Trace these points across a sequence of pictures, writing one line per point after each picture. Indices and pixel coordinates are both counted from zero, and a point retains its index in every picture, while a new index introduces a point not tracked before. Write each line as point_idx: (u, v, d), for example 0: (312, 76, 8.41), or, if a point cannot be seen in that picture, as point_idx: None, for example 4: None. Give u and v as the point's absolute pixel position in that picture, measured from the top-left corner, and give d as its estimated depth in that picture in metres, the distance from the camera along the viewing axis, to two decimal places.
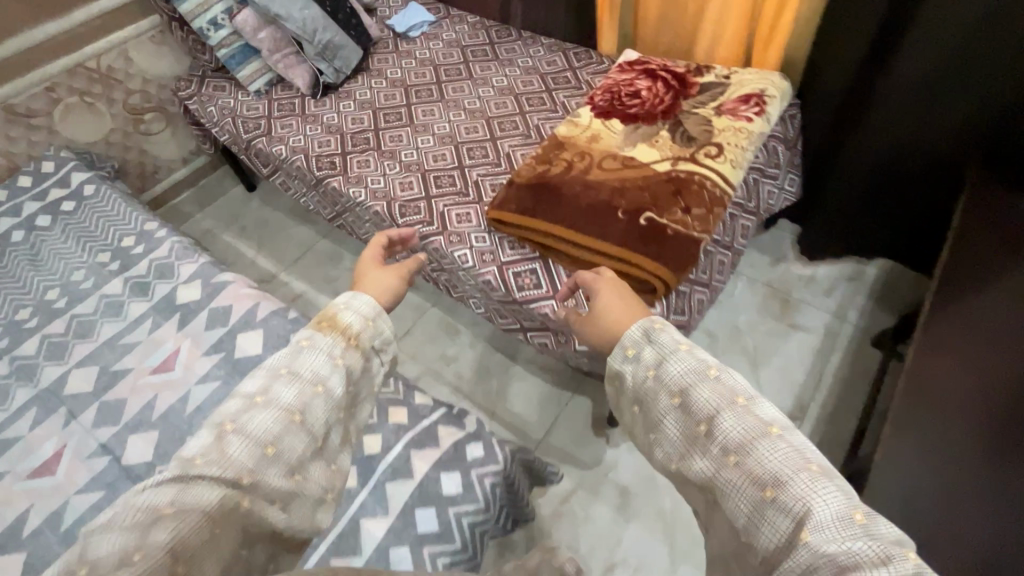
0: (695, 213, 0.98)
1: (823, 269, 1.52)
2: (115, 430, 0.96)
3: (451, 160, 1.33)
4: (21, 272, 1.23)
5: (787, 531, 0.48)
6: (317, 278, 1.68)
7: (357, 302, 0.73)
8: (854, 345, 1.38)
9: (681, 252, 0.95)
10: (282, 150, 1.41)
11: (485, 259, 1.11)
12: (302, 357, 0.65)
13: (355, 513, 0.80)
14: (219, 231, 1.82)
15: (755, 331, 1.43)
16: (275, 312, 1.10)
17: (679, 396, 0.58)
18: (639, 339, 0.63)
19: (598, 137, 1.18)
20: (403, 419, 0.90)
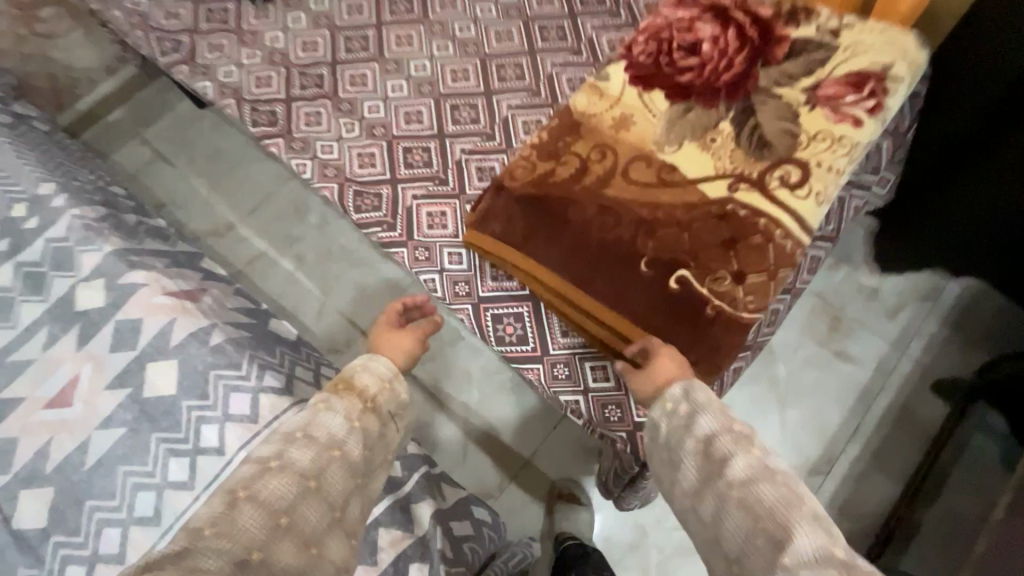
0: (750, 283, 0.69)
1: (893, 281, 1.22)
2: (5, 481, 0.81)
3: (429, 123, 0.99)
4: None
5: (771, 562, 0.49)
6: (279, 234, 1.42)
7: (375, 361, 0.80)
8: (909, 387, 1.14)
9: (721, 342, 0.68)
10: (209, 87, 1.06)
11: (459, 291, 0.84)
12: (318, 421, 0.69)
13: None
14: (164, 161, 1.52)
15: (792, 357, 1.18)
16: (195, 335, 0.88)
17: (701, 442, 0.59)
18: (682, 395, 0.63)
19: (630, 121, 0.80)
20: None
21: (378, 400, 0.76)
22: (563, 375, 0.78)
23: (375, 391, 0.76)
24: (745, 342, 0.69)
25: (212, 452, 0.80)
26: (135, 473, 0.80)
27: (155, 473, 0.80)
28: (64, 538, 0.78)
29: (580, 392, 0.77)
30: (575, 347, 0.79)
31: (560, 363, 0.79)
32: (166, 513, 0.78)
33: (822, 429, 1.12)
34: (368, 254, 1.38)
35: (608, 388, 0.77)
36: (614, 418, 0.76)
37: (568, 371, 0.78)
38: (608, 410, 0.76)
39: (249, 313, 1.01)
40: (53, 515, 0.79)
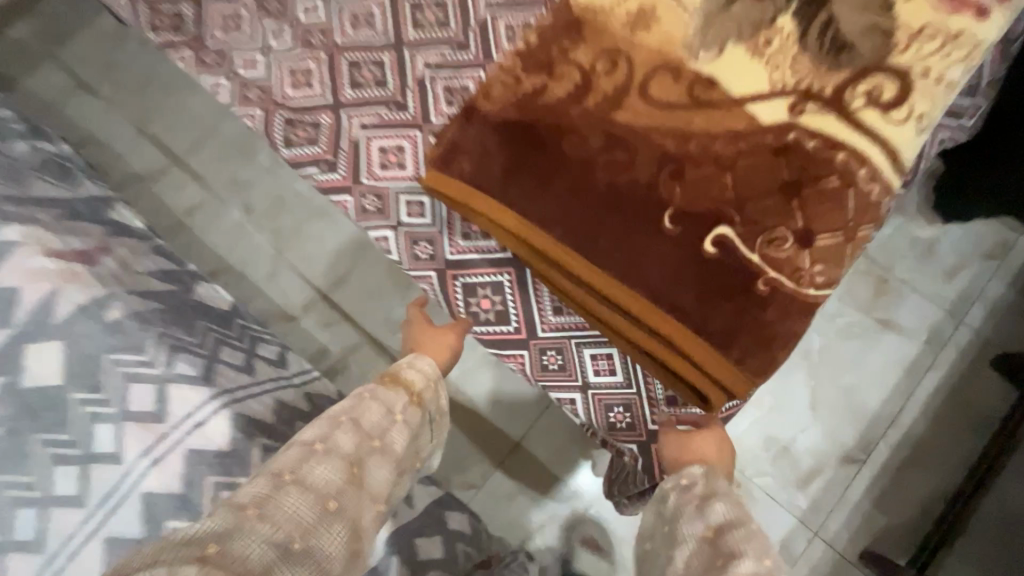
0: (820, 248, 0.49)
1: (954, 235, 1.01)
2: None
3: (382, 27, 0.74)
4: None
5: None
6: (221, 178, 1.18)
7: (421, 363, 0.63)
8: (967, 361, 0.96)
9: (776, 334, 0.49)
10: None
11: (420, 255, 0.65)
12: (365, 407, 0.55)
13: None
14: (78, 87, 1.25)
15: (832, 328, 0.98)
16: (83, 308, 0.67)
17: (712, 529, 0.42)
18: (701, 477, 0.48)
19: (650, 16, 0.56)
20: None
21: (424, 404, 0.61)
22: (555, 365, 0.60)
23: (423, 389, 0.61)
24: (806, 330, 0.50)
25: (107, 461, 0.62)
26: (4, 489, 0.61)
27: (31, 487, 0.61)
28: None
29: (577, 388, 0.59)
30: (570, 328, 0.60)
31: (551, 349, 0.60)
32: (47, 540, 0.60)
33: (863, 412, 0.94)
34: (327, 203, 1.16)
35: (613, 384, 0.58)
36: (621, 423, 0.58)
37: (562, 361, 0.60)
38: (613, 413, 0.58)
39: (166, 277, 0.81)
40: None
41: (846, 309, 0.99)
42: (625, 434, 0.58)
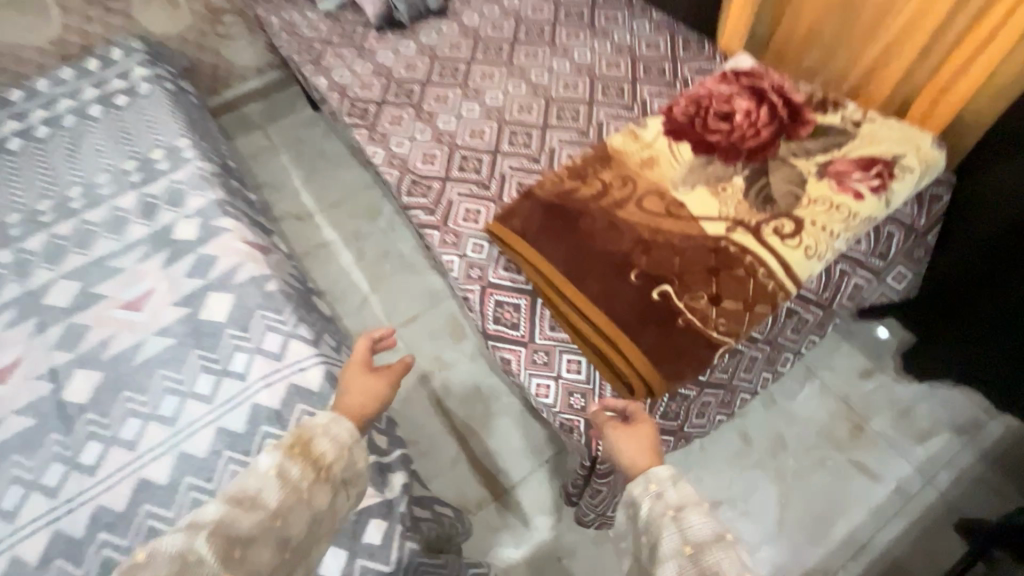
0: (724, 306, 0.75)
1: (928, 404, 1.19)
2: (68, 358, 0.94)
3: (489, 140, 1.15)
4: (57, 159, 1.22)
5: None
6: (374, 243, 1.56)
7: (338, 426, 0.63)
8: (929, 518, 1.08)
9: (690, 354, 0.73)
10: (324, 84, 1.30)
11: (471, 275, 0.95)
12: (264, 490, 0.56)
13: None
14: (277, 151, 1.75)
15: (800, 453, 1.16)
16: (254, 278, 1.02)
17: (691, 546, 0.51)
18: (666, 477, 0.58)
19: (654, 163, 0.94)
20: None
21: (337, 473, 0.61)
22: (540, 359, 0.85)
23: (334, 460, 0.61)
24: (705, 362, 0.73)
25: (237, 375, 0.90)
26: (168, 382, 0.90)
27: (184, 382, 0.90)
28: (93, 418, 0.88)
29: (550, 376, 0.84)
30: (559, 340, 0.85)
31: (540, 350, 0.86)
32: (181, 418, 0.86)
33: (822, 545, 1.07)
34: (418, 260, 1.51)
35: (578, 379, 0.82)
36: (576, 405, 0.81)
37: (545, 358, 0.85)
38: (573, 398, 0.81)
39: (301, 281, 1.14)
40: (96, 394, 0.90)
41: (819, 440, 1.17)
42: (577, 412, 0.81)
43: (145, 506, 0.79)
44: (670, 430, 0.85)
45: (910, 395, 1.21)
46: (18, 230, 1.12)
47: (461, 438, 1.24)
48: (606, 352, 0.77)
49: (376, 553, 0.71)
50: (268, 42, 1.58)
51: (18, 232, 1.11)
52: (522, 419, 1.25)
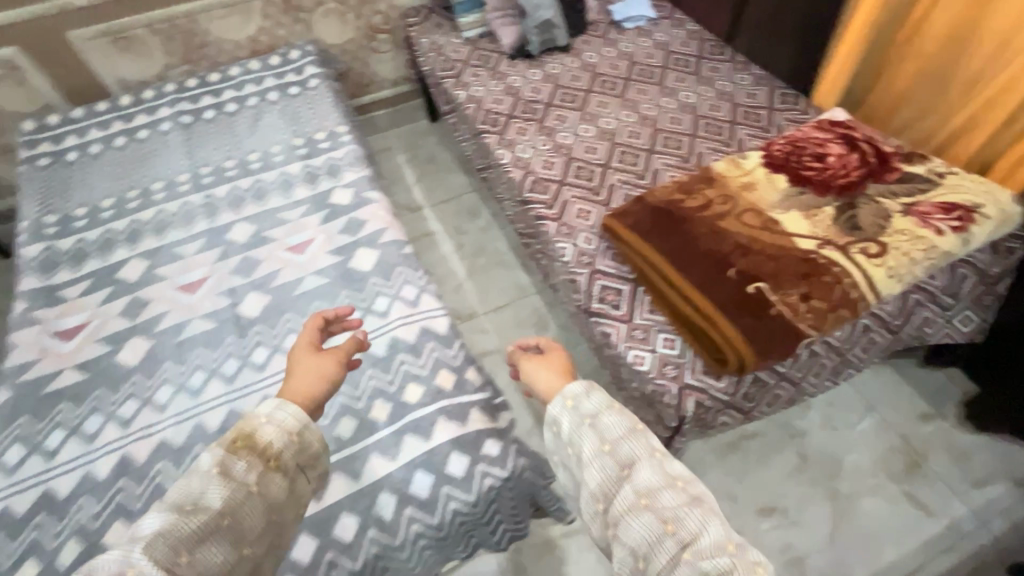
0: (812, 304, 0.87)
1: (986, 452, 1.24)
2: (243, 282, 1.15)
3: (601, 156, 1.33)
4: (241, 129, 1.48)
5: (654, 527, 0.62)
6: (472, 238, 1.75)
7: (283, 413, 0.69)
8: (980, 558, 1.12)
9: (779, 338, 0.85)
10: (461, 96, 1.53)
11: (581, 261, 1.11)
12: (209, 489, 0.61)
13: (369, 445, 0.88)
14: (397, 152, 2.00)
15: (854, 478, 1.23)
16: (395, 241, 1.21)
17: (609, 444, 0.71)
18: (578, 394, 0.77)
19: (753, 188, 1.09)
20: (447, 385, 0.95)
21: (285, 462, 0.67)
22: (638, 334, 0.99)
23: (279, 449, 0.67)
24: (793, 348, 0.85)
25: (379, 313, 1.08)
26: (322, 312, 1.09)
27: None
28: (262, 330, 1.07)
29: (646, 349, 0.96)
30: (657, 321, 0.99)
31: (639, 328, 0.99)
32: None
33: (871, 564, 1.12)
34: (512, 258, 1.69)
35: (671, 353, 0.94)
36: (668, 371, 0.92)
37: (642, 334, 0.98)
38: (665, 366, 0.93)
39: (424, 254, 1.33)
40: (265, 311, 1.10)
41: (875, 469, 1.23)
42: (668, 377, 0.92)
43: None
44: (744, 412, 0.97)
45: (969, 442, 1.26)
46: (207, 180, 1.36)
47: (537, 415, 1.37)
48: (703, 329, 0.90)
49: (495, 462, 0.86)
50: (410, 59, 1.85)
51: (207, 181, 1.35)
52: None
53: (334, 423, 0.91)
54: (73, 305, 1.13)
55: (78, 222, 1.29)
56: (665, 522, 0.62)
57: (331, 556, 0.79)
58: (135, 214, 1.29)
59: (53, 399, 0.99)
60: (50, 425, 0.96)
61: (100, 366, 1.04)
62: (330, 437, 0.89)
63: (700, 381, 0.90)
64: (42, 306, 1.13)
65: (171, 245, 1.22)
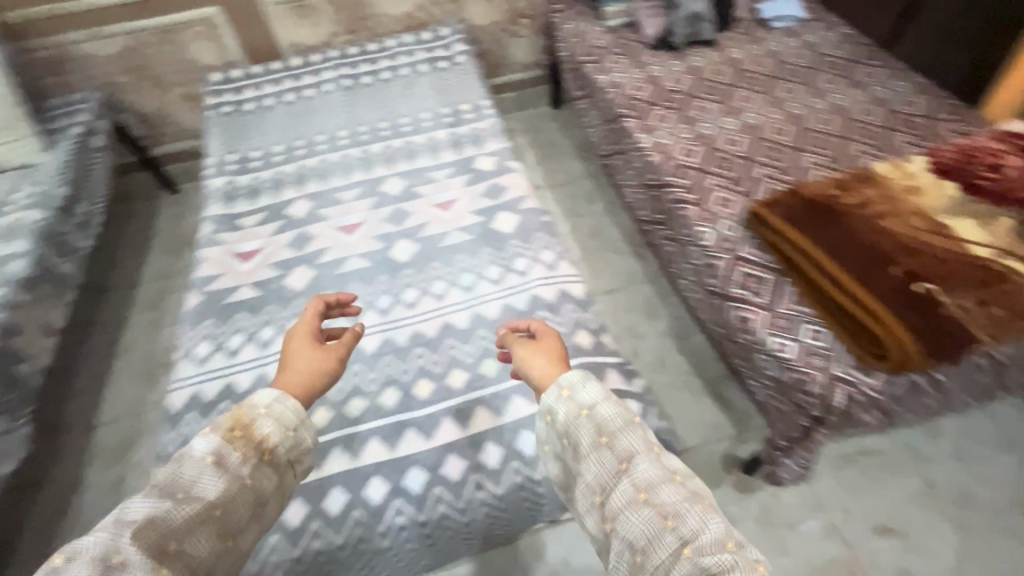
0: (987, 311, 0.85)
1: None
2: (395, 229, 1.25)
3: (744, 149, 1.32)
4: (395, 95, 1.60)
5: (654, 522, 0.60)
6: (588, 222, 1.79)
7: (281, 407, 0.69)
8: None
9: (947, 341, 0.84)
10: (601, 80, 1.57)
11: (723, 246, 1.11)
12: (200, 480, 0.61)
13: (512, 387, 0.94)
14: (519, 134, 2.08)
15: (987, 514, 1.14)
16: (534, 208, 1.26)
17: (607, 436, 0.70)
18: (575, 383, 0.75)
19: (918, 191, 1.04)
20: (585, 344, 0.98)
21: (279, 457, 0.68)
22: (782, 322, 0.98)
23: (276, 444, 0.67)
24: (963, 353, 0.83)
25: (519, 272, 1.13)
26: (465, 264, 1.16)
27: (478, 267, 1.15)
28: (410, 273, 1.16)
29: (791, 338, 0.96)
30: (803, 312, 0.98)
31: (783, 316, 0.99)
32: (475, 290, 1.11)
33: None
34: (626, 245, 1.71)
35: (819, 344, 0.93)
36: (815, 361, 0.92)
37: (786, 323, 0.98)
38: (812, 357, 0.93)
39: None
40: (414, 257, 1.19)
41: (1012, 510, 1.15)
42: (817, 368, 0.91)
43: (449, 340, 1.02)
44: (887, 416, 0.94)
45: None
46: (364, 137, 1.48)
47: None
48: (861, 324, 0.90)
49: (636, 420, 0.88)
50: (547, 45, 1.92)
51: (364, 138, 1.48)
52: (701, 398, 1.37)
53: (478, 362, 0.98)
54: (249, 233, 1.28)
55: (253, 163, 1.45)
56: (664, 515, 0.60)
57: (477, 478, 0.85)
58: (301, 161, 1.44)
59: (232, 308, 1.13)
60: (232, 330, 1.09)
61: (271, 287, 1.17)
62: (476, 375, 0.96)
63: (851, 375, 0.89)
64: (225, 230, 1.29)
65: (331, 191, 1.35)
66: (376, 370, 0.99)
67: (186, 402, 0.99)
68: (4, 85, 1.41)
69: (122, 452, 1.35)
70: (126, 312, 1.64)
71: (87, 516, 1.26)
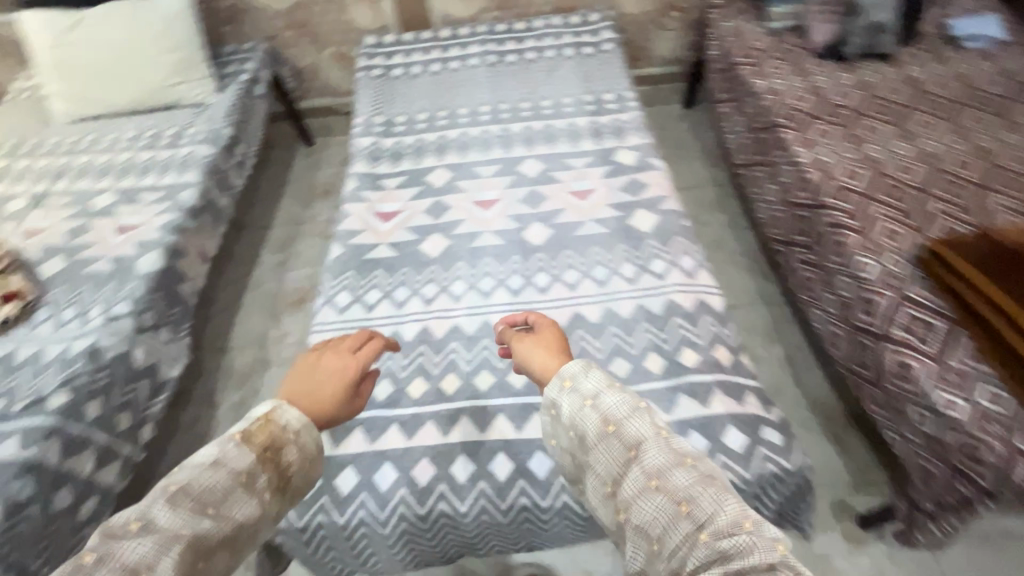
0: None
1: None
2: (530, 211, 1.25)
3: (919, 179, 1.20)
4: (538, 77, 1.59)
5: (669, 509, 0.56)
6: (711, 231, 1.71)
7: (307, 434, 0.67)
8: None
9: None
10: (758, 85, 1.47)
11: (888, 283, 1.02)
12: (230, 499, 0.58)
13: (644, 391, 0.91)
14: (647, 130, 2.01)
15: None
16: (675, 210, 1.22)
17: (614, 424, 0.65)
18: (578, 373, 0.71)
19: None
20: (725, 361, 0.94)
21: (296, 485, 0.65)
22: (953, 379, 0.89)
23: (298, 471, 0.65)
24: None
25: (655, 274, 1.10)
26: (598, 257, 1.14)
27: (613, 262, 1.13)
28: (543, 258, 1.15)
29: (964, 398, 0.87)
30: (979, 371, 0.89)
31: (954, 371, 0.90)
32: (608, 285, 1.09)
33: None
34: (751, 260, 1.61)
35: (999, 411, 0.85)
36: (993, 431, 0.84)
37: (958, 380, 0.89)
38: (988, 424, 0.84)
39: None
40: (548, 242, 1.18)
41: None
42: (994, 437, 0.83)
43: (580, 332, 1.01)
44: None
45: None
46: (504, 115, 1.49)
47: None
48: None
49: (780, 451, 0.83)
50: (694, 41, 1.83)
51: (505, 116, 1.49)
52: (817, 437, 1.28)
53: (608, 359, 0.96)
54: (389, 195, 1.33)
55: (398, 127, 1.50)
56: (678, 501, 0.56)
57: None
58: (443, 131, 1.47)
59: (370, 264, 1.18)
60: (369, 285, 1.14)
61: (406, 250, 1.21)
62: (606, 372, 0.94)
63: None
64: (367, 189, 1.34)
65: (469, 164, 1.37)
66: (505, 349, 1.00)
67: None
68: (189, 27, 1.56)
69: (247, 378, 1.47)
70: (259, 251, 1.77)
71: (213, 430, 1.38)
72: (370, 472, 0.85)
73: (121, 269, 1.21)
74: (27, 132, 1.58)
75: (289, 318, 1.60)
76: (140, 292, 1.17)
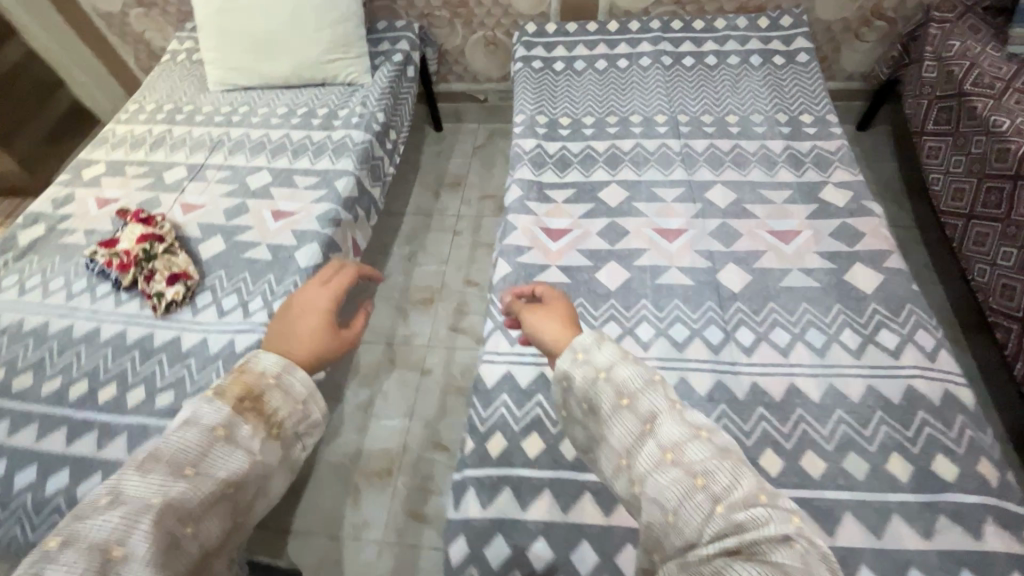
0: None
1: None
2: (722, 250, 1.10)
3: None
4: (721, 87, 1.41)
5: (683, 484, 0.53)
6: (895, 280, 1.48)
7: (291, 376, 0.65)
8: None
9: None
10: (1001, 124, 1.19)
11: None
12: (209, 456, 0.57)
13: (892, 504, 0.76)
14: None
15: None
16: (903, 271, 1.03)
17: (627, 398, 0.61)
18: (589, 346, 0.67)
19: None
20: (992, 480, 0.78)
21: (289, 430, 0.63)
22: None
23: (286, 419, 0.63)
24: None
25: (886, 350, 0.93)
26: (811, 318, 0.98)
27: (830, 326, 0.97)
28: (743, 309, 1.00)
29: None
30: None
31: None
32: (827, 357, 0.93)
33: None
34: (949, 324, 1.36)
35: None
36: None
37: None
38: None
39: None
40: (747, 290, 1.03)
41: None
42: None
43: (800, 412, 0.86)
44: None
45: None
46: (684, 129, 1.33)
47: None
48: None
49: None
50: (897, 58, 1.56)
51: (685, 131, 1.33)
52: None
53: (840, 453, 0.82)
54: (557, 209, 1.21)
55: (562, 131, 1.37)
56: (692, 475, 0.53)
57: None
58: (614, 141, 1.33)
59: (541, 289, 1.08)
60: None
61: (579, 277, 1.09)
62: (839, 470, 0.80)
63: None
64: (534, 199, 1.23)
65: (648, 184, 1.22)
66: (711, 420, 0.86)
67: (498, 381, 0.95)
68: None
69: (377, 378, 1.42)
70: (387, 241, 1.71)
71: (342, 430, 1.35)
72: (567, 550, 0.76)
73: (280, 260, 1.16)
74: (184, 98, 1.57)
75: (417, 318, 1.53)
76: (299, 288, 1.11)
